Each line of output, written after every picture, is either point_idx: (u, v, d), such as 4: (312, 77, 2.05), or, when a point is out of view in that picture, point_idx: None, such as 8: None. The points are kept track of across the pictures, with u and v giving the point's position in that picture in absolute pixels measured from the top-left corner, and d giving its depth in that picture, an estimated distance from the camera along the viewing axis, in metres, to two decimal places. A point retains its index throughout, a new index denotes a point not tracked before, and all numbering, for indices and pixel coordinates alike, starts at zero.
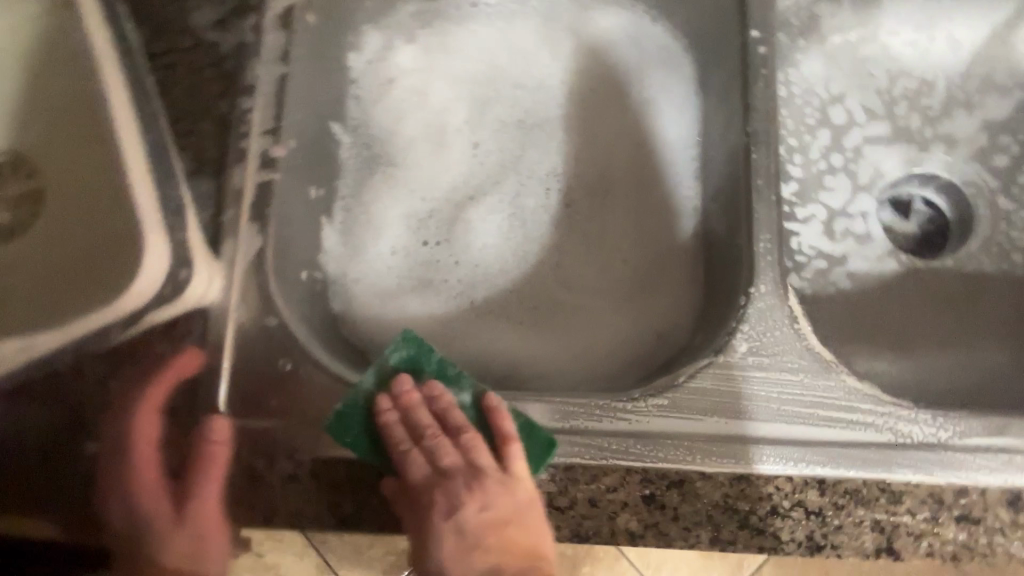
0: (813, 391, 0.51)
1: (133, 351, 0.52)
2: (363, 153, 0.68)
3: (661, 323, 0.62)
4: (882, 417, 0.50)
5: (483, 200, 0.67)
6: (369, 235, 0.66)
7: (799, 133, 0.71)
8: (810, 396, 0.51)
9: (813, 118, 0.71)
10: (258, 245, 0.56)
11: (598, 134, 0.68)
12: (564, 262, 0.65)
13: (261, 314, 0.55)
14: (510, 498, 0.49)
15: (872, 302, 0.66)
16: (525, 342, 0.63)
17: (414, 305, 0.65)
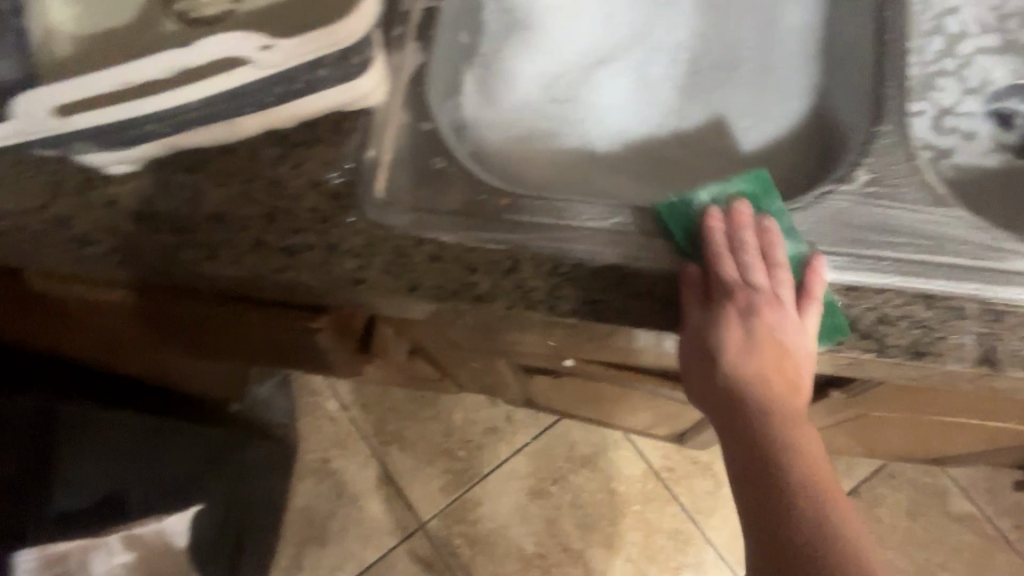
0: (929, 217, 0.55)
1: (307, 139, 0.61)
2: (502, 16, 0.73)
3: (772, 183, 0.66)
4: (990, 248, 0.53)
5: (611, 65, 0.73)
6: (502, 87, 0.71)
7: (922, 27, 0.73)
8: (925, 221, 0.54)
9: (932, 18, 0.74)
10: (422, 60, 0.63)
11: (725, 15, 0.73)
12: (684, 124, 0.70)
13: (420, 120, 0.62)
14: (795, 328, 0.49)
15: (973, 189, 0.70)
16: (638, 187, 0.67)
17: (541, 149, 0.70)
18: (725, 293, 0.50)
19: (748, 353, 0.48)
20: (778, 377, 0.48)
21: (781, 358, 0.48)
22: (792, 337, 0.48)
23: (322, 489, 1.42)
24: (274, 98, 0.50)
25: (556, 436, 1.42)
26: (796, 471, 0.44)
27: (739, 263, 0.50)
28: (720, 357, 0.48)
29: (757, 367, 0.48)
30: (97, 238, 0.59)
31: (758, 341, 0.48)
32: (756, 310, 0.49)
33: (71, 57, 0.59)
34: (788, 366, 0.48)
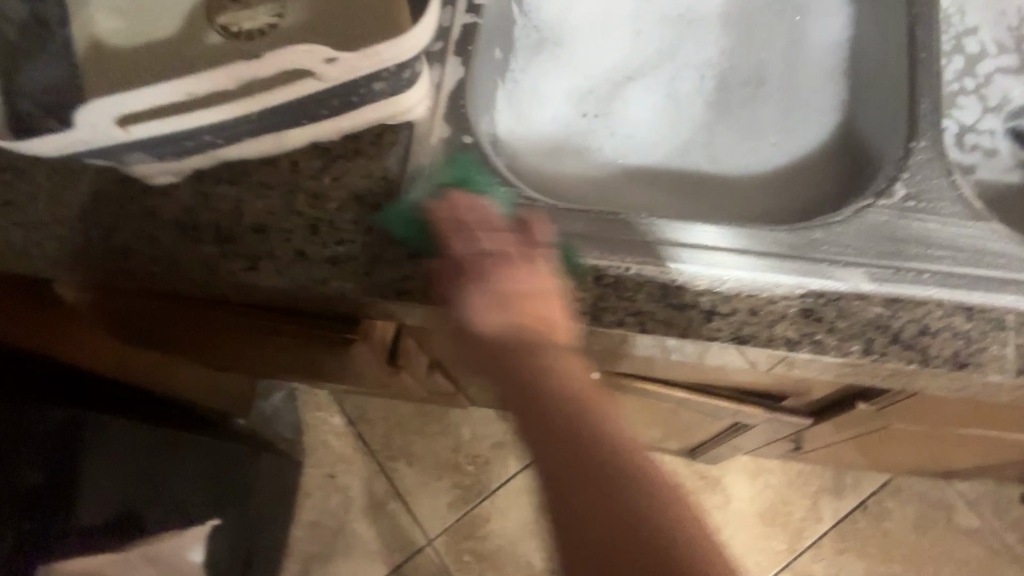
0: (964, 230, 0.56)
1: (348, 151, 0.61)
2: (533, 33, 0.74)
3: (802, 197, 0.68)
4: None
5: (640, 81, 0.74)
6: (533, 102, 0.73)
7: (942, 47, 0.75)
8: (960, 234, 0.56)
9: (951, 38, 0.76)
10: (461, 75, 0.63)
11: (753, 33, 0.74)
12: (713, 139, 0.71)
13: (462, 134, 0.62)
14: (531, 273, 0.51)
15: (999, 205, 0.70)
16: (668, 202, 0.68)
17: (572, 163, 0.71)
18: (554, 283, 0.51)
19: (487, 304, 0.50)
20: (522, 319, 0.50)
21: (526, 303, 0.50)
22: (546, 287, 0.51)
23: (329, 504, 1.41)
24: (329, 110, 0.51)
25: None
26: (637, 477, 0.44)
27: (487, 232, 0.52)
28: (473, 304, 0.51)
29: (517, 323, 0.50)
30: (136, 249, 0.59)
31: (525, 299, 0.50)
32: (498, 272, 0.51)
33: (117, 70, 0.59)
34: (542, 316, 0.50)
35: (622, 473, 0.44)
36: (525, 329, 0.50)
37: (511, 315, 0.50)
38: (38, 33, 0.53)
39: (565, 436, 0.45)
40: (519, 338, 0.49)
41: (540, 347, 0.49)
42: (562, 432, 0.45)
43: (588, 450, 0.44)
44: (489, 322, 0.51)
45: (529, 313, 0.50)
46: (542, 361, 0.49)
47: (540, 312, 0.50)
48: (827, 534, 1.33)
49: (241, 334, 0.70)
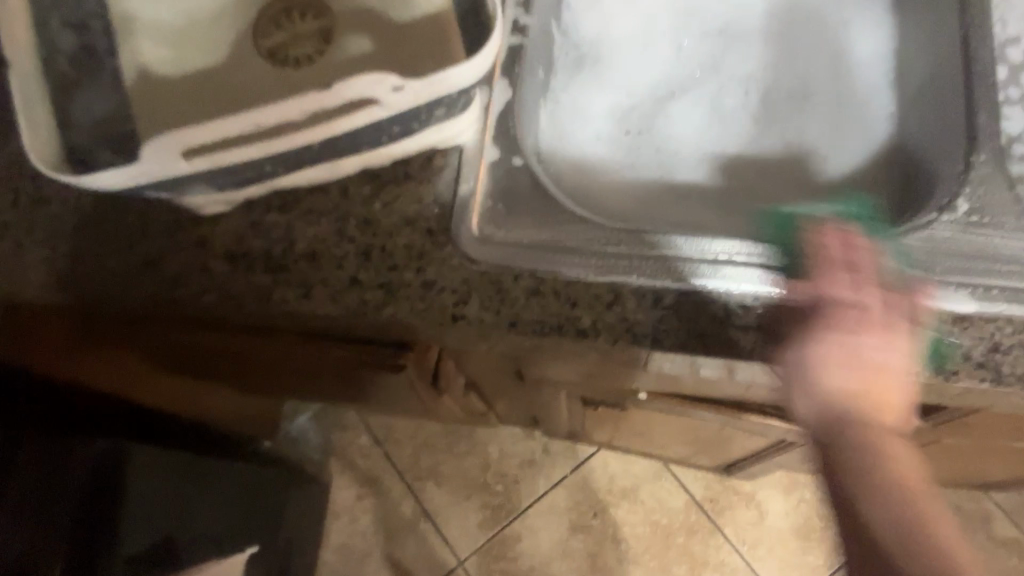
0: None
1: (398, 177, 0.60)
2: (573, 51, 0.73)
3: (854, 213, 0.67)
4: None
5: (683, 98, 0.73)
6: (575, 120, 0.72)
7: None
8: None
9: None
10: (508, 97, 0.63)
11: (796, 48, 0.74)
12: (760, 155, 0.70)
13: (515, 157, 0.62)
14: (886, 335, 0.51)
15: None
16: (718, 220, 0.67)
17: (618, 181, 0.70)
18: (854, 319, 0.51)
19: (829, 365, 0.51)
20: (861, 392, 0.50)
21: (873, 371, 0.51)
22: (879, 346, 0.51)
23: (358, 526, 1.40)
24: (389, 137, 0.50)
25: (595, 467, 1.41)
26: (897, 504, 0.47)
27: (843, 276, 0.52)
28: (824, 374, 0.51)
29: (870, 393, 0.51)
30: (188, 279, 0.59)
31: (859, 361, 0.50)
32: (841, 327, 0.51)
33: (163, 96, 0.58)
34: (880, 383, 0.51)
35: (882, 505, 0.47)
36: (883, 402, 0.51)
37: (848, 382, 0.51)
38: (87, 66, 0.55)
39: (914, 505, 0.47)
40: (839, 408, 0.51)
41: (880, 412, 0.51)
42: (885, 497, 0.47)
43: (899, 534, 0.45)
44: (839, 392, 0.51)
45: (875, 384, 0.51)
46: (865, 426, 0.50)
47: (891, 388, 0.51)
48: None
49: (277, 356, 0.69)
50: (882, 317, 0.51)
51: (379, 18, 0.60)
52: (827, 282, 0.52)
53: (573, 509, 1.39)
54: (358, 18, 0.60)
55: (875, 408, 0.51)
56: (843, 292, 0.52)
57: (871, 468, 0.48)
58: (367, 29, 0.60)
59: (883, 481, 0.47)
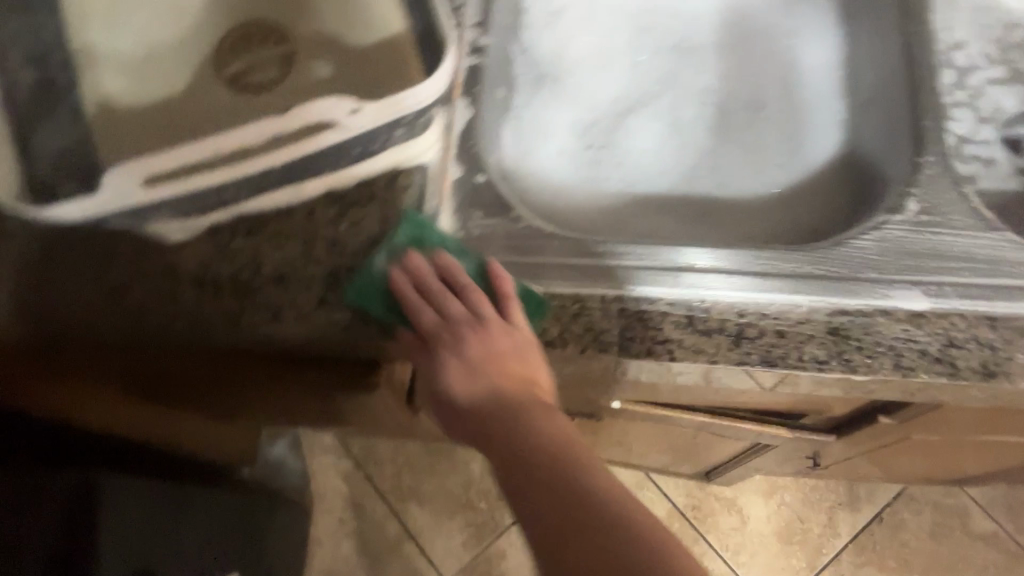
0: (982, 240, 0.57)
1: (362, 196, 0.61)
2: (532, 71, 0.74)
3: (813, 218, 0.68)
4: None
5: (642, 111, 0.75)
6: (538, 138, 0.73)
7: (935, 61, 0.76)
8: (979, 245, 0.57)
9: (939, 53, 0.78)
10: (470, 115, 0.65)
11: (750, 59, 0.76)
12: (719, 164, 0.72)
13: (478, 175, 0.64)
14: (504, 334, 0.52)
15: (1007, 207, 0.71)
16: (681, 230, 0.68)
17: (581, 196, 0.71)
18: (458, 325, 0.53)
19: (455, 373, 0.53)
20: (486, 386, 0.52)
21: (500, 364, 0.52)
22: (515, 347, 0.52)
23: (341, 552, 1.39)
24: (351, 158, 0.51)
25: None
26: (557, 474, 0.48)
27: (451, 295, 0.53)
28: (450, 374, 0.53)
29: (504, 395, 0.52)
30: (158, 307, 0.59)
31: (506, 368, 0.52)
32: (468, 334, 0.53)
33: (129, 129, 0.59)
34: (516, 384, 0.52)
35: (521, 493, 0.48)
36: (494, 396, 0.52)
37: (490, 378, 0.52)
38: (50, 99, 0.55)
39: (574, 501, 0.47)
40: (501, 400, 0.52)
41: (520, 418, 0.51)
42: (576, 498, 0.47)
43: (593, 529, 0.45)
44: (463, 387, 0.53)
45: (511, 382, 0.52)
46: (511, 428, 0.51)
47: (519, 375, 0.53)
48: (846, 550, 1.32)
49: (254, 382, 0.69)
50: (494, 322, 0.53)
51: (340, 48, 0.62)
52: (517, 322, 0.53)
53: None
54: (321, 50, 0.62)
55: (478, 410, 0.52)
56: (449, 304, 0.53)
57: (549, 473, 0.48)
58: (330, 59, 0.62)
59: (535, 462, 0.49)
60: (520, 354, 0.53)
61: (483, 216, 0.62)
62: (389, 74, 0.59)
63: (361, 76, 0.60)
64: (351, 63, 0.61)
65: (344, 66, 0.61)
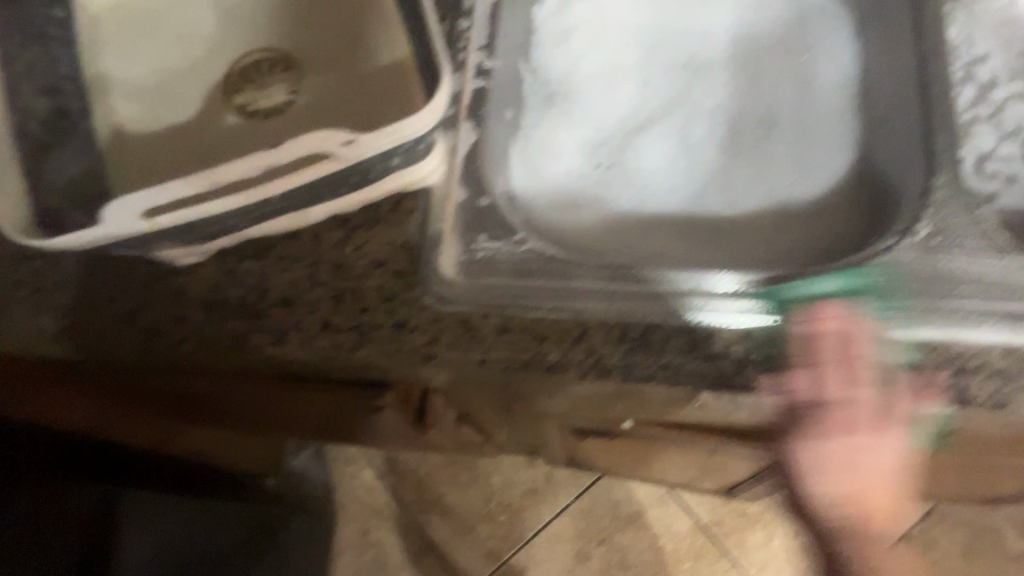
0: (994, 264, 0.56)
1: (371, 221, 0.62)
2: (542, 91, 0.75)
3: (827, 236, 0.67)
4: None
5: (652, 129, 0.74)
6: (548, 157, 0.73)
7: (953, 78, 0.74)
8: (991, 269, 0.56)
9: (959, 65, 0.75)
10: (474, 138, 0.64)
11: (762, 76, 0.75)
12: (730, 183, 0.71)
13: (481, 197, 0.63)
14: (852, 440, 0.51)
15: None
16: (690, 249, 0.67)
17: (589, 216, 0.71)
18: (863, 416, 0.51)
19: (823, 470, 0.53)
20: (845, 489, 0.53)
21: (852, 472, 0.52)
22: (889, 472, 0.53)
23: (365, 559, 1.41)
24: (349, 187, 0.52)
25: (598, 494, 1.40)
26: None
27: (843, 375, 0.51)
28: (816, 472, 0.53)
29: (856, 512, 0.53)
30: (167, 329, 0.60)
31: (877, 482, 0.53)
32: (840, 430, 0.51)
33: (143, 155, 0.60)
34: (876, 497, 0.53)
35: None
36: (847, 514, 0.53)
37: (849, 490, 0.53)
38: (60, 126, 0.55)
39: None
40: (849, 501, 0.53)
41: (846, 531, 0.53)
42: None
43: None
44: (823, 489, 0.53)
45: (857, 493, 0.53)
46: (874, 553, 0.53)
47: (882, 501, 0.53)
48: None
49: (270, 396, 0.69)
50: (871, 425, 0.51)
51: (343, 74, 0.62)
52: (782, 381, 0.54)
53: (578, 537, 1.38)
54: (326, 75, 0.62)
55: (844, 524, 0.53)
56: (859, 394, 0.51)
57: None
58: (333, 85, 0.62)
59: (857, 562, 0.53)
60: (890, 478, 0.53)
61: (484, 238, 0.61)
62: (388, 103, 0.59)
63: (359, 102, 0.60)
64: (352, 89, 0.61)
65: (346, 93, 0.61)
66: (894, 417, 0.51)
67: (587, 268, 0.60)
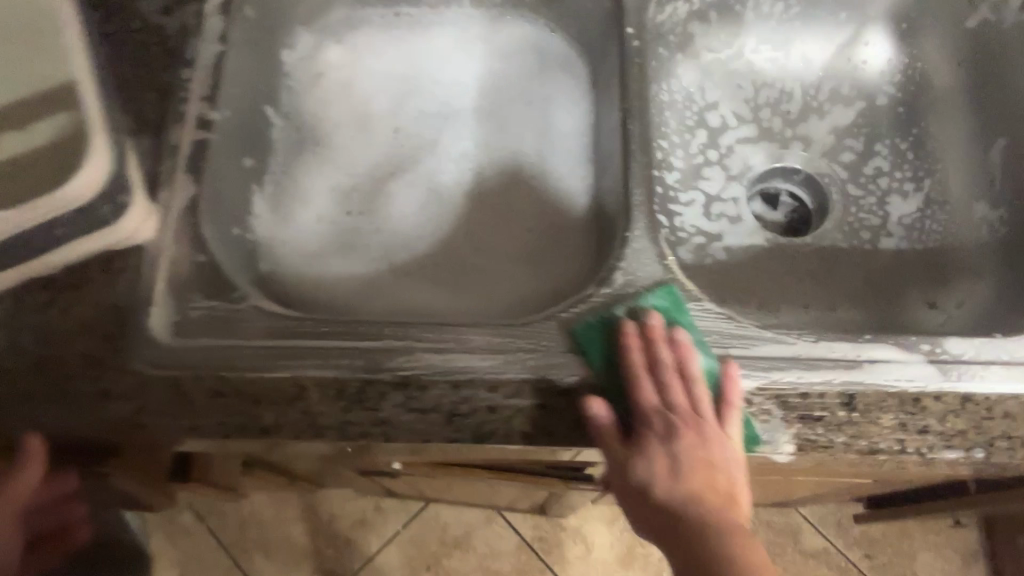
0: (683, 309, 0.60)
1: (75, 281, 0.58)
2: (292, 136, 0.75)
3: (558, 275, 0.71)
4: (734, 334, 0.59)
5: (403, 176, 0.75)
6: (296, 204, 0.73)
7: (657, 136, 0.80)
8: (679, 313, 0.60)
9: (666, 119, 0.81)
10: (192, 192, 0.61)
11: (506, 122, 0.78)
12: (476, 229, 0.73)
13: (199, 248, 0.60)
14: (709, 440, 0.53)
15: (757, 260, 0.78)
16: (432, 295, 0.69)
17: (336, 266, 0.70)
18: (680, 416, 0.53)
19: (684, 472, 0.52)
20: (700, 493, 0.52)
21: (708, 475, 0.52)
22: (724, 456, 0.53)
23: None
24: None
25: (426, 522, 1.38)
26: None
27: (666, 377, 0.54)
28: (656, 470, 0.53)
29: (689, 510, 0.51)
30: None
31: (687, 480, 0.52)
32: (688, 432, 0.53)
33: None
34: (709, 495, 0.52)
35: None
36: (681, 505, 0.52)
37: (691, 488, 0.52)
38: None
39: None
40: (716, 505, 0.52)
41: (706, 526, 0.50)
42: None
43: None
44: (665, 489, 0.52)
45: (699, 493, 0.52)
46: (725, 534, 0.50)
47: (724, 488, 0.52)
48: None
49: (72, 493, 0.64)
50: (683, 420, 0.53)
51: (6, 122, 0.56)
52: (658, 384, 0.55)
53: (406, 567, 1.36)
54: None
55: (676, 518, 0.51)
56: (637, 398, 0.54)
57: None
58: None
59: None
60: (718, 469, 0.53)
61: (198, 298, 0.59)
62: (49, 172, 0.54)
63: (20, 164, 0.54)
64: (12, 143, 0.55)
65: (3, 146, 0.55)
66: (705, 414, 0.54)
67: (305, 328, 0.58)
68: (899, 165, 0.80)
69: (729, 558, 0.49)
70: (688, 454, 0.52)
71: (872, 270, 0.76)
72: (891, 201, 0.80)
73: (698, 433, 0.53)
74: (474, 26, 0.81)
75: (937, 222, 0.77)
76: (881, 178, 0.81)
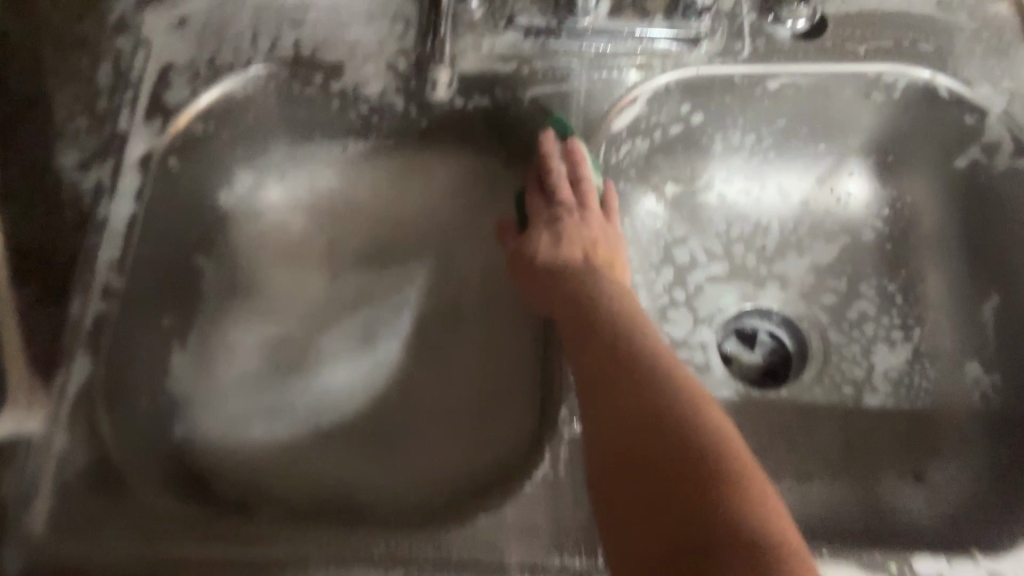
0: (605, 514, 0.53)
1: None
2: (224, 284, 0.70)
3: (494, 445, 0.63)
4: None
5: (339, 329, 0.69)
6: (221, 360, 0.67)
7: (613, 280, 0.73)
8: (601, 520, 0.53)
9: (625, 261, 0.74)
10: (88, 373, 0.58)
11: (453, 268, 0.72)
12: (412, 390, 0.67)
13: (92, 444, 0.56)
14: (586, 211, 0.64)
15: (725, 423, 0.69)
16: (354, 467, 0.63)
17: (257, 431, 0.65)
18: (559, 204, 0.64)
19: (567, 235, 0.62)
20: (575, 258, 0.61)
21: (585, 237, 0.62)
22: (606, 242, 0.63)
23: None
24: None
25: None
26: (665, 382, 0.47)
27: (560, 164, 0.65)
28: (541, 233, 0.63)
29: (596, 321, 0.53)
30: None
31: (588, 267, 0.60)
32: (566, 188, 0.64)
33: None
34: (605, 297, 0.56)
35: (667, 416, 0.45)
36: (557, 267, 0.61)
37: (598, 283, 0.57)
38: None
39: (637, 391, 0.47)
40: (582, 272, 0.59)
41: (612, 322, 0.53)
42: (652, 379, 0.47)
43: (636, 408, 0.46)
44: (545, 254, 0.62)
45: (579, 236, 0.62)
46: (636, 327, 0.53)
47: (600, 255, 0.62)
48: None
49: None
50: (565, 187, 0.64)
51: None
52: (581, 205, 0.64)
53: None
54: None
55: (572, 303, 0.56)
56: (535, 206, 0.65)
57: (628, 379, 0.48)
58: None
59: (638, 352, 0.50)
60: (598, 237, 0.63)
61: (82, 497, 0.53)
62: None
63: None
64: None
65: None
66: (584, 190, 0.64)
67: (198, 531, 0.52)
68: (886, 310, 0.73)
69: (640, 353, 0.49)
70: (570, 228, 0.62)
71: (853, 435, 0.68)
72: (877, 351, 0.72)
73: (573, 219, 0.63)
74: (426, 161, 0.75)
75: (927, 379, 0.69)
76: (867, 323, 0.73)
